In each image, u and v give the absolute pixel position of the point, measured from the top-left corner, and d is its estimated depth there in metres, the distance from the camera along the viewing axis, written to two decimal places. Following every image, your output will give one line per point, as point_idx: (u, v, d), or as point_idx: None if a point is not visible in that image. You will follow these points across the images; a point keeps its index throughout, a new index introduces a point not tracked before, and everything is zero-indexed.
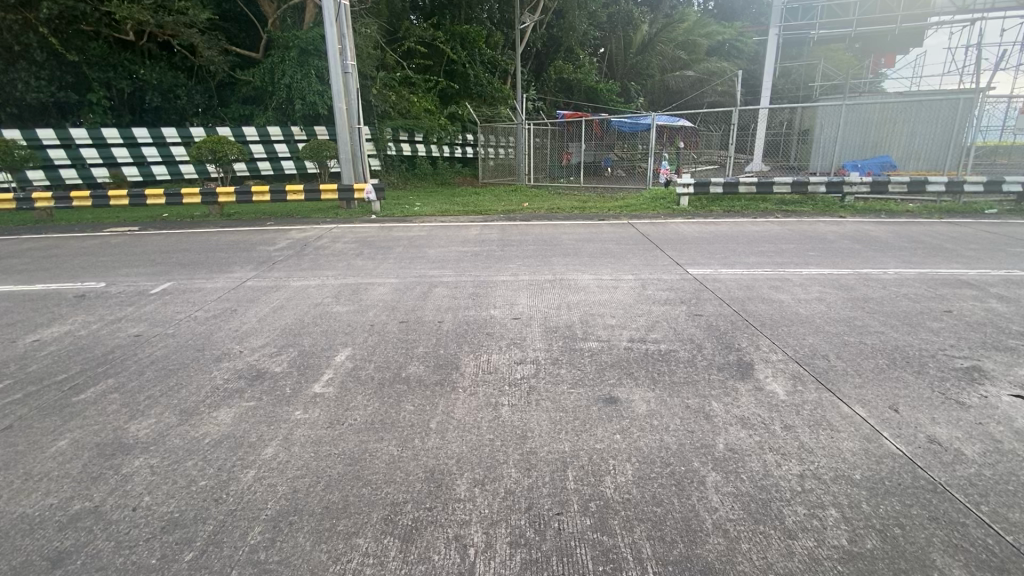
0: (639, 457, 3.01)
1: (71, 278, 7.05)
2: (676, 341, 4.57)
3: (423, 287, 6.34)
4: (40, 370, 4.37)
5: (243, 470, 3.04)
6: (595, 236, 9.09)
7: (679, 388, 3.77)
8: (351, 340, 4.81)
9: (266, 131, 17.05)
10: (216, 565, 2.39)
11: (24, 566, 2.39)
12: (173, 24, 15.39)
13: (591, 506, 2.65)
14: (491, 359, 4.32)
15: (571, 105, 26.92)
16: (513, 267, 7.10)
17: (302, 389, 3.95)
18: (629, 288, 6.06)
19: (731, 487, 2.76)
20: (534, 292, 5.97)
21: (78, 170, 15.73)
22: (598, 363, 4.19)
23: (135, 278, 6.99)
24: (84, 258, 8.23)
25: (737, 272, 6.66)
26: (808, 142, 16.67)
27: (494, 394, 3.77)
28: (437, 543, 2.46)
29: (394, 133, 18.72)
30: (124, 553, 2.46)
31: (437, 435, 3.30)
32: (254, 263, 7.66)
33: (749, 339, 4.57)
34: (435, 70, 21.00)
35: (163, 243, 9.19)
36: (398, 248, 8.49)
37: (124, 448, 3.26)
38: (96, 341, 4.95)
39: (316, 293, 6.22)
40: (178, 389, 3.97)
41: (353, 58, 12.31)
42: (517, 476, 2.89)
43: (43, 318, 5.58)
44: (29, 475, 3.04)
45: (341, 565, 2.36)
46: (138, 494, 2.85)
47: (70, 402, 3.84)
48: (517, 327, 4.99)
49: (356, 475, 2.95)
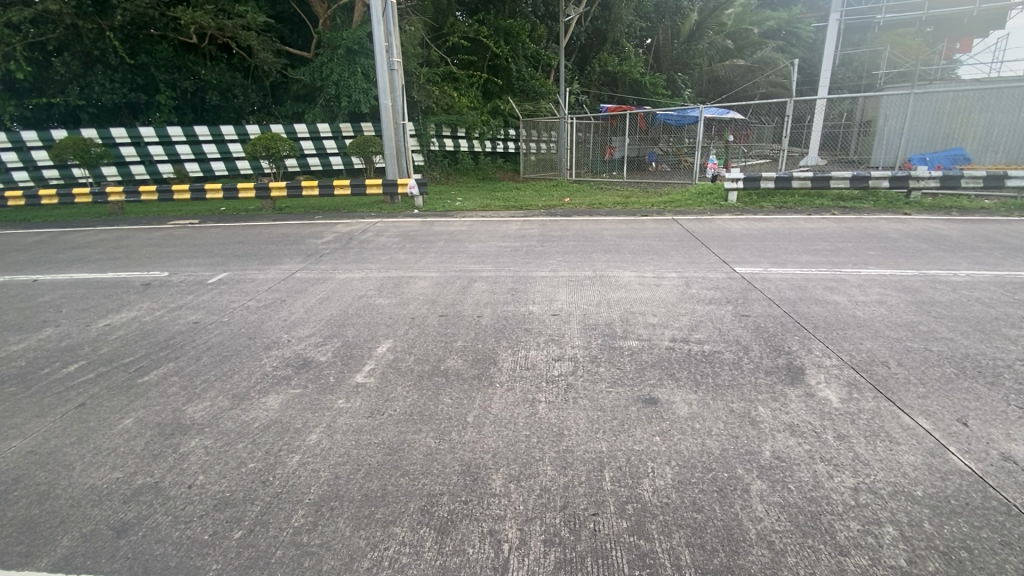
0: (679, 462, 2.92)
1: (140, 268, 7.55)
2: (721, 341, 4.41)
3: (463, 281, 6.40)
4: (109, 353, 4.70)
5: (289, 455, 3.16)
6: (636, 232, 8.88)
7: (723, 391, 3.63)
8: (393, 333, 4.92)
9: (316, 128, 17.57)
10: (262, 544, 2.50)
11: (93, 534, 2.59)
12: (232, 27, 16.13)
13: (627, 509, 2.60)
14: (528, 355, 4.30)
15: (616, 99, 26.86)
16: (553, 263, 7.04)
17: (345, 378, 4.08)
18: (672, 286, 5.89)
19: (778, 497, 2.64)
20: (573, 289, 5.88)
21: (146, 166, 16.86)
22: (637, 363, 4.08)
23: (196, 268, 7.40)
24: (150, 249, 8.77)
25: (788, 271, 6.35)
26: (870, 134, 14.98)
27: (532, 389, 3.75)
28: (472, 537, 2.48)
29: (437, 129, 18.84)
30: (180, 528, 2.61)
31: (474, 430, 3.32)
32: (302, 255, 7.94)
33: (801, 342, 4.35)
34: (479, 65, 21.00)
35: (221, 235, 9.69)
36: (440, 242, 8.63)
37: (181, 428, 3.46)
38: (159, 326, 5.28)
39: (360, 285, 6.39)
40: (232, 374, 4.19)
41: (399, 55, 12.44)
42: (553, 475, 2.87)
43: (113, 304, 6.01)
44: (98, 449, 3.27)
45: (379, 552, 2.42)
46: (193, 472, 3.02)
47: (136, 383, 4.12)
48: (556, 323, 4.95)
49: (394, 465, 3.02)
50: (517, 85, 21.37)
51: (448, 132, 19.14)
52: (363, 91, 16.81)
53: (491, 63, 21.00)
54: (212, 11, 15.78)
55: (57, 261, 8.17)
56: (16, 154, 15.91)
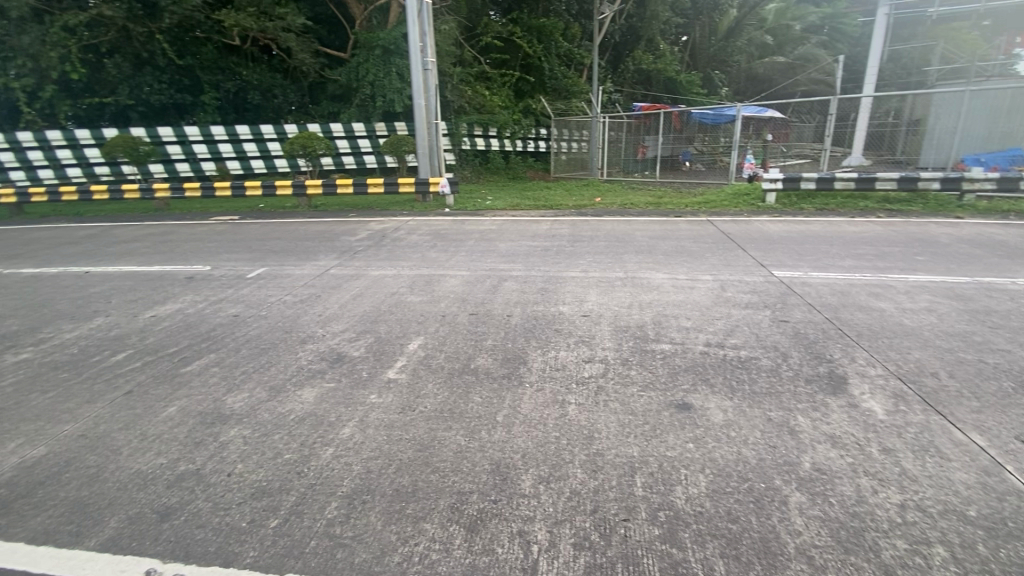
0: (713, 470, 2.85)
1: (183, 262, 7.85)
2: (758, 347, 4.28)
3: (493, 280, 6.42)
4: (156, 343, 4.92)
5: (323, 448, 3.23)
6: (669, 233, 8.72)
7: (760, 399, 3.52)
8: (424, 330, 4.97)
9: (351, 127, 17.91)
10: (297, 534, 2.56)
11: (138, 517, 2.71)
12: (273, 29, 16.63)
13: (660, 516, 2.55)
14: (558, 357, 4.27)
15: (650, 97, 26.45)
16: (584, 263, 6.98)
17: (378, 373, 4.15)
18: (706, 289, 5.75)
19: (818, 510, 2.55)
20: (603, 290, 5.81)
21: (190, 164, 17.54)
22: (670, 367, 4.01)
23: (236, 263, 7.65)
24: (194, 243, 9.12)
25: (829, 276, 6.12)
26: (919, 133, 14.29)
27: (561, 391, 3.73)
28: (502, 537, 2.47)
29: (469, 128, 18.95)
30: (220, 514, 2.70)
31: (504, 429, 3.32)
32: (336, 252, 8.11)
33: (843, 350, 4.18)
34: (511, 64, 21.07)
35: (260, 231, 10.00)
36: (471, 241, 8.67)
37: (221, 418, 3.59)
38: (201, 318, 5.49)
39: (393, 282, 6.49)
40: (269, 367, 4.31)
41: (433, 55, 12.55)
42: (584, 478, 2.84)
43: (159, 296, 6.27)
44: (144, 435, 3.42)
45: (409, 547, 2.45)
46: (233, 461, 3.13)
47: (180, 372, 4.29)
48: (586, 325, 4.90)
49: (425, 461, 3.05)
50: (550, 84, 21.34)
51: (480, 131, 19.21)
52: (397, 91, 17.11)
53: (524, 62, 21.01)
54: (255, 14, 16.31)
55: (108, 254, 8.57)
56: (71, 152, 16.77)
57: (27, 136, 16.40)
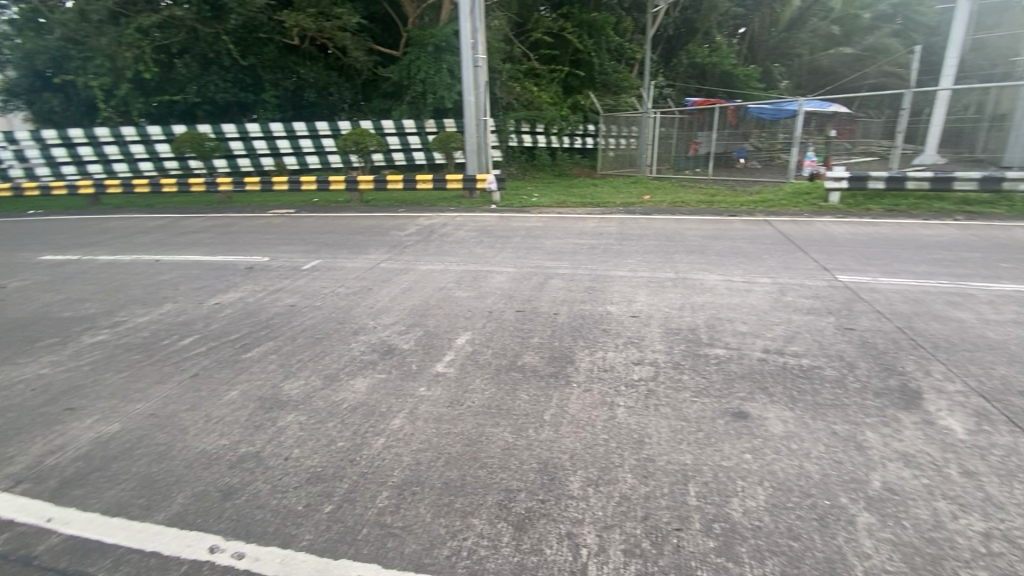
0: (773, 483, 2.72)
1: (244, 252, 8.25)
2: (821, 356, 4.06)
3: (540, 277, 6.39)
4: (219, 329, 5.19)
5: (374, 437, 3.31)
6: (723, 233, 8.42)
7: (824, 411, 3.33)
8: (472, 325, 5.01)
9: (402, 124, 18.24)
10: (350, 520, 2.63)
11: (203, 495, 2.86)
12: (330, 29, 17.19)
13: (714, 528, 2.45)
14: (606, 357, 4.20)
15: (704, 92, 25.60)
16: (633, 263, 6.83)
17: (427, 366, 4.21)
18: (763, 293, 5.51)
19: (889, 534, 2.38)
20: (653, 291, 5.67)
21: (251, 159, 18.40)
22: (725, 373, 3.85)
23: (292, 255, 7.97)
24: (255, 235, 9.56)
25: (900, 282, 5.72)
26: (1003, 128, 12.95)
27: (610, 392, 3.66)
28: (550, 537, 2.45)
29: (517, 125, 18.94)
30: (278, 497, 2.82)
31: (551, 428, 3.29)
32: (386, 246, 8.31)
33: (916, 363, 3.90)
34: (561, 60, 21.10)
35: (316, 224, 10.39)
36: (517, 238, 8.69)
37: (279, 404, 3.74)
38: (261, 307, 5.76)
39: (441, 277, 6.57)
40: (323, 356, 4.47)
41: (484, 51, 12.59)
42: (634, 483, 2.77)
43: (223, 284, 6.63)
44: (209, 417, 3.62)
45: (458, 542, 2.47)
46: (289, 446, 3.25)
47: (241, 358, 4.52)
48: (635, 326, 4.79)
49: (473, 456, 3.07)
50: (600, 79, 21.30)
51: (528, 128, 19.17)
52: (448, 87, 17.26)
53: (573, 58, 21.05)
54: (313, 14, 16.90)
55: (178, 244, 9.13)
56: (144, 147, 17.95)
57: (105, 131, 17.69)
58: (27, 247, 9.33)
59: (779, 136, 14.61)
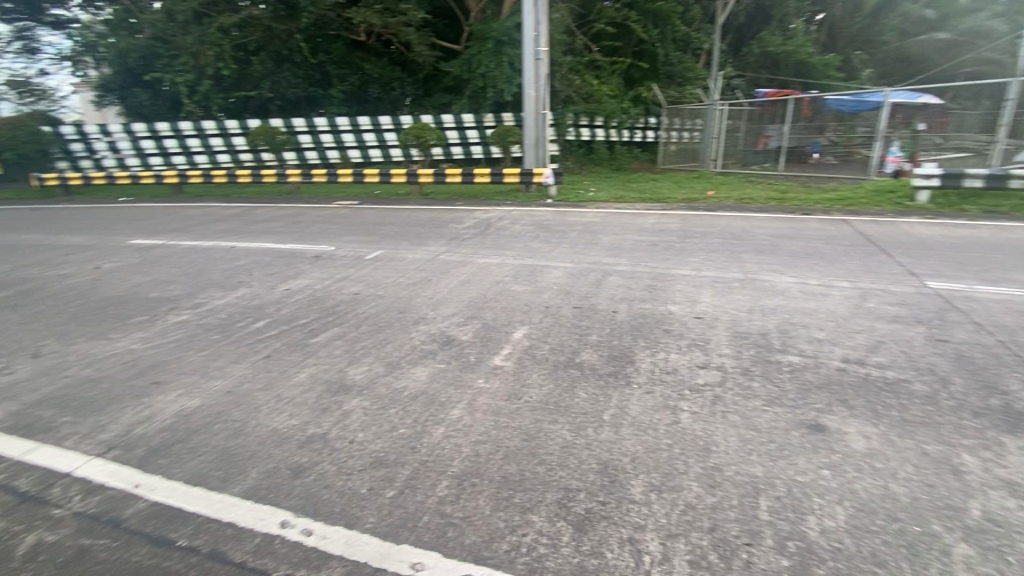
0: (854, 503, 2.53)
1: (311, 241, 8.64)
2: (909, 369, 3.73)
3: (598, 274, 6.28)
4: (289, 313, 5.47)
5: (434, 427, 3.36)
6: (795, 232, 7.94)
7: (913, 429, 3.07)
8: (529, 320, 5.00)
9: (461, 118, 18.50)
10: (411, 507, 2.70)
11: (274, 472, 3.01)
12: (395, 24, 17.61)
13: (788, 546, 2.31)
14: (669, 359, 4.06)
15: (775, 83, 24.24)
16: (697, 261, 6.57)
17: (485, 359, 4.24)
18: (841, 298, 5.14)
19: (992, 570, 2.15)
20: (719, 292, 5.43)
21: (318, 152, 19.28)
22: (799, 382, 3.63)
23: (356, 245, 8.25)
24: (321, 225, 9.98)
25: (1002, 291, 5.17)
26: None
27: (673, 396, 3.54)
28: (611, 541, 2.40)
29: (575, 118, 18.69)
30: (343, 478, 2.92)
31: (611, 429, 3.22)
32: (445, 239, 8.44)
33: (1023, 382, 3.50)
34: (623, 51, 20.59)
35: (378, 216, 10.72)
36: (575, 233, 8.57)
37: (344, 388, 3.89)
38: (328, 294, 6.01)
39: (498, 271, 6.59)
40: (385, 344, 4.60)
41: (546, 44, 12.47)
42: (700, 492, 2.66)
43: (293, 271, 6.98)
44: (281, 397, 3.81)
45: (517, 537, 2.46)
46: (354, 430, 3.37)
47: (309, 342, 4.73)
48: (700, 328, 4.60)
49: (531, 452, 3.06)
50: (664, 70, 20.76)
51: (586, 121, 18.89)
52: (507, 81, 17.26)
53: (637, 49, 20.50)
54: (380, 10, 17.37)
55: (252, 231, 9.70)
56: (222, 140, 19.20)
57: (188, 125, 19.08)
58: (122, 231, 10.20)
59: (858, 130, 13.77)
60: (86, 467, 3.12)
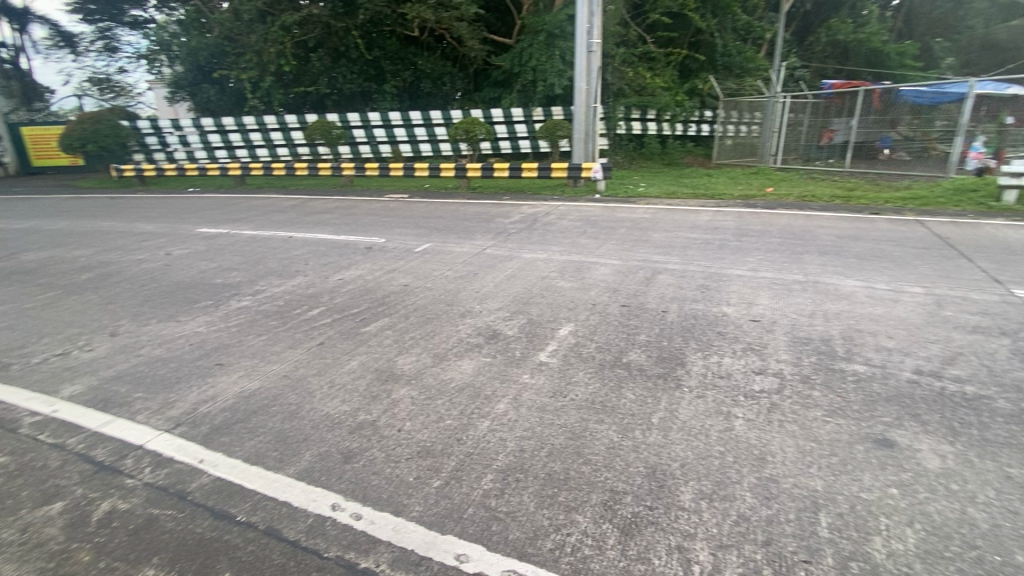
0: (926, 526, 2.36)
1: (363, 233, 8.89)
2: (992, 385, 3.43)
3: (647, 272, 6.12)
4: (341, 302, 5.65)
5: (480, 420, 3.39)
6: (863, 233, 7.46)
7: (996, 450, 2.82)
8: (575, 317, 4.94)
9: (511, 112, 18.26)
10: (457, 498, 2.73)
11: (327, 455, 3.13)
12: (448, 19, 17.77)
13: (851, 567, 2.18)
14: (722, 363, 3.91)
15: (843, 73, 22.82)
16: (753, 261, 6.29)
17: (530, 354, 4.24)
18: (914, 304, 4.79)
19: None
20: (777, 294, 5.18)
21: (371, 146, 19.83)
22: (865, 393, 3.41)
23: (405, 237, 8.43)
24: (373, 218, 10.24)
25: None
26: None
27: (726, 401, 3.41)
28: (658, 547, 2.35)
29: (626, 111, 18.28)
30: (392, 466, 3.00)
31: (660, 433, 3.14)
32: (492, 233, 8.47)
33: None
34: (679, 42, 19.92)
35: (427, 209, 10.91)
36: (623, 229, 8.41)
37: (393, 377, 3.98)
38: (378, 285, 6.17)
39: (544, 266, 6.56)
40: (433, 335, 4.68)
41: (599, 36, 12.21)
42: (754, 503, 2.55)
43: (346, 262, 7.22)
44: (333, 383, 3.95)
45: (562, 536, 2.45)
46: (402, 419, 3.44)
47: (361, 331, 4.88)
48: (756, 331, 4.41)
49: (577, 451, 3.03)
50: (722, 61, 20.02)
51: (638, 114, 18.46)
52: (558, 74, 17.08)
53: (693, 40, 19.80)
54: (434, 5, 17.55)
55: (307, 222, 10.09)
56: (281, 134, 20.06)
57: (252, 120, 20.05)
58: (190, 220, 10.86)
59: (937, 124, 12.61)
60: (156, 441, 3.34)
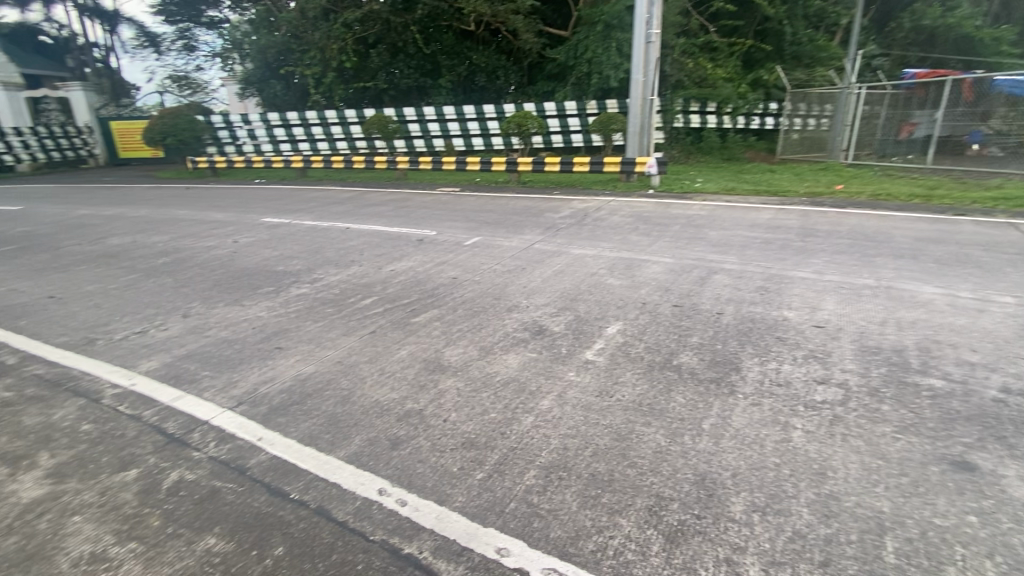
0: (1010, 560, 2.14)
1: (415, 226, 9.11)
2: None
3: (701, 271, 5.90)
4: (393, 293, 5.80)
5: (524, 415, 3.38)
6: (946, 236, 6.85)
7: None
8: (624, 315, 4.83)
9: (564, 106, 18.13)
10: (499, 492, 2.74)
11: (375, 441, 3.22)
12: (504, 12, 17.79)
13: None
14: (781, 370, 3.71)
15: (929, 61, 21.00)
16: (819, 263, 5.93)
17: (576, 352, 4.19)
18: (1005, 316, 4.34)
19: None
20: (845, 299, 4.85)
21: (425, 140, 20.22)
22: (942, 411, 3.13)
23: (456, 231, 8.54)
24: (425, 210, 10.45)
25: None
26: None
27: (784, 411, 3.23)
28: (705, 558, 2.26)
29: (685, 104, 17.65)
30: (436, 455, 3.05)
31: (710, 439, 3.02)
32: (542, 228, 8.44)
33: None
34: (744, 31, 18.99)
35: (478, 203, 11.02)
36: (678, 226, 8.14)
37: (440, 368, 4.05)
38: (428, 276, 6.29)
39: (593, 263, 6.46)
40: (480, 328, 4.72)
41: (659, 26, 11.79)
42: (811, 521, 2.41)
43: (398, 253, 7.41)
44: (383, 371, 4.07)
45: (603, 539, 2.40)
46: (447, 410, 3.49)
47: (411, 321, 4.99)
48: (820, 338, 4.15)
49: (622, 452, 2.97)
50: (790, 50, 18.97)
51: (697, 107, 17.77)
52: (614, 66, 16.72)
53: (759, 28, 18.84)
54: None
55: (363, 214, 10.44)
56: (341, 128, 20.83)
57: (314, 115, 20.93)
58: (256, 209, 11.50)
59: None
60: (220, 417, 3.56)
